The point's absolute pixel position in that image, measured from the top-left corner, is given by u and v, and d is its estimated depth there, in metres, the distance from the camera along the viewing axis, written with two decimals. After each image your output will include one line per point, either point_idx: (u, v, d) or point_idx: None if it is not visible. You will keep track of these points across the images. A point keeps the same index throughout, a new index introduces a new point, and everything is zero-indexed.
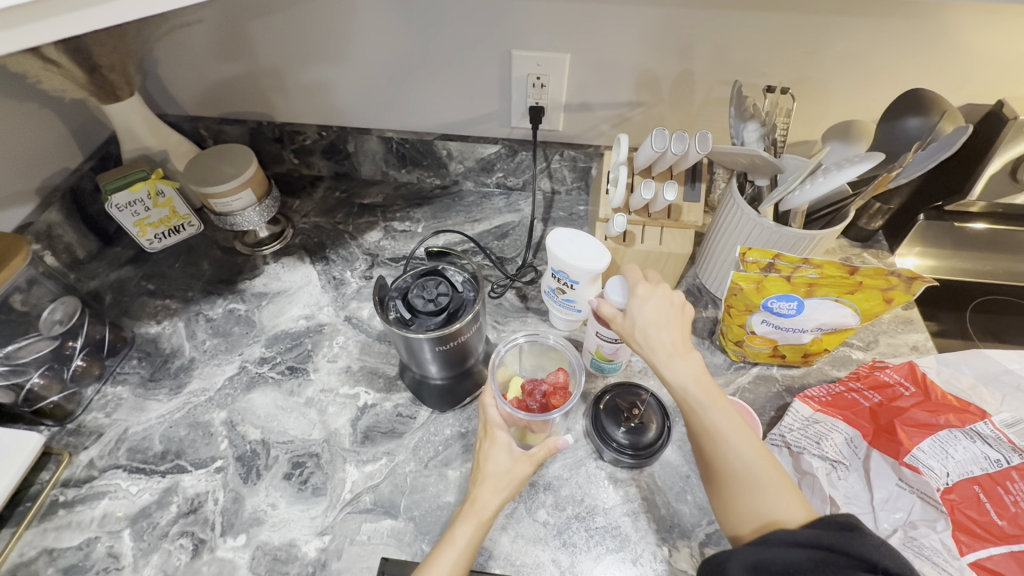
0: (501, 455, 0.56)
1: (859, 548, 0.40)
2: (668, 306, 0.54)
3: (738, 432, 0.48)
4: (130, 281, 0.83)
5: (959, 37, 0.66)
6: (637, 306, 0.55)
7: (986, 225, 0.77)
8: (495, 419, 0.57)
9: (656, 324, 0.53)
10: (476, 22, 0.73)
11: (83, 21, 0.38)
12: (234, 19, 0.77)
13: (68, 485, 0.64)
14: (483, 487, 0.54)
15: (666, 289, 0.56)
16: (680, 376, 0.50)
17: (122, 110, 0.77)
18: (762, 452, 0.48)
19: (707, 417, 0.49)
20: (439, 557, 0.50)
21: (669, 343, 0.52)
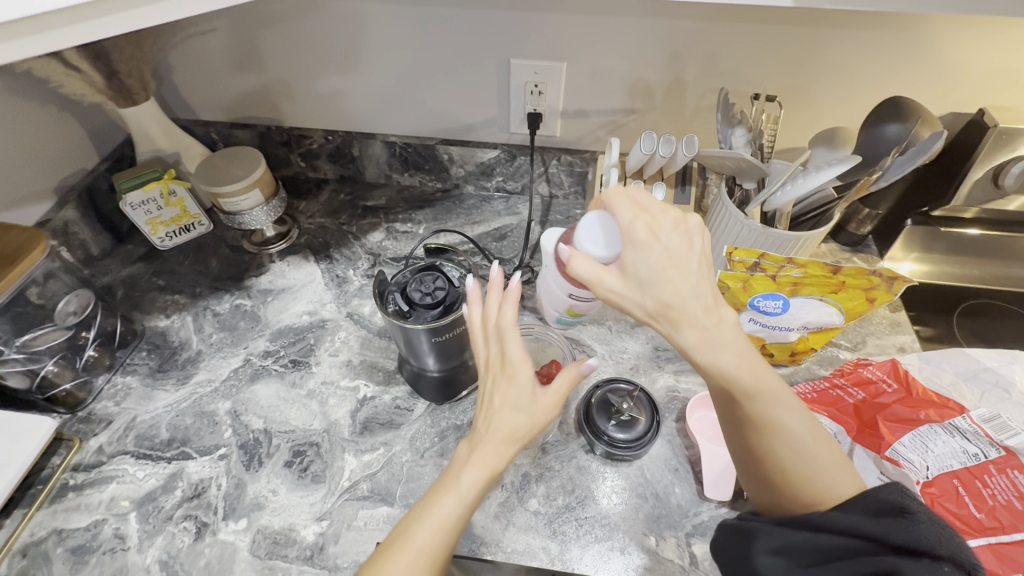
0: (520, 400, 0.44)
1: (899, 536, 0.38)
2: (686, 255, 0.40)
3: (789, 415, 0.42)
4: (141, 277, 0.86)
5: (939, 48, 0.69)
6: (642, 261, 0.40)
7: (981, 231, 0.80)
8: (518, 352, 0.45)
9: (668, 283, 0.40)
10: (476, 32, 0.76)
11: (92, 31, 0.39)
12: (246, 28, 0.80)
13: (78, 470, 0.66)
14: (493, 437, 0.44)
15: (677, 227, 0.41)
16: (720, 358, 0.40)
17: (137, 113, 0.81)
18: (811, 427, 0.42)
19: (755, 405, 0.41)
20: (437, 510, 0.43)
21: (702, 312, 0.40)
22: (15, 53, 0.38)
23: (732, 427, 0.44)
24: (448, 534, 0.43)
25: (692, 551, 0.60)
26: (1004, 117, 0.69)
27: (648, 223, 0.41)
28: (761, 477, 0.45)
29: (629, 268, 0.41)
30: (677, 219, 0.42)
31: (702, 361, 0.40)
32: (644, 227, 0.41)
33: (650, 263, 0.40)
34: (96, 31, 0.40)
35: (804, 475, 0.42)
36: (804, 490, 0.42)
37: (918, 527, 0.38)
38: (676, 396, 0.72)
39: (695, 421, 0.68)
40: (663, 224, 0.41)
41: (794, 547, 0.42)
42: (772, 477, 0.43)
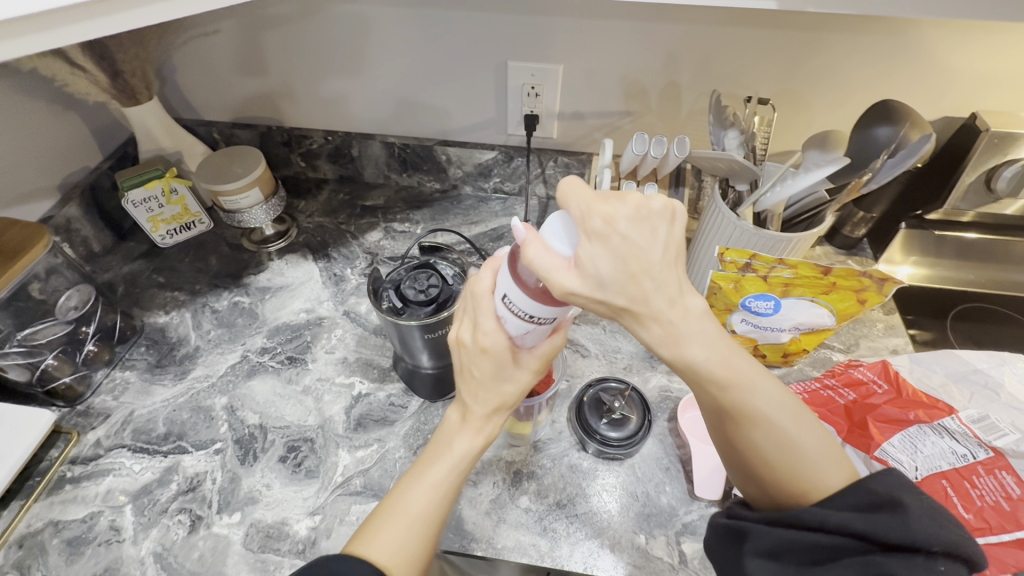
0: (505, 370, 0.46)
1: (893, 532, 0.37)
2: (648, 245, 0.37)
3: (765, 404, 0.41)
4: (141, 274, 0.87)
5: (932, 53, 0.69)
6: (601, 257, 0.37)
7: (977, 236, 0.80)
8: (492, 325, 0.44)
9: (629, 278, 0.37)
10: (474, 35, 0.77)
11: (86, 30, 0.40)
12: (247, 29, 0.82)
13: (76, 462, 0.67)
14: (483, 407, 0.47)
15: (637, 214, 0.37)
16: (689, 349, 0.39)
17: (140, 112, 0.82)
18: (793, 416, 0.42)
19: (730, 396, 0.41)
20: (430, 472, 0.46)
21: (667, 305, 0.38)
22: (20, 49, 0.38)
23: (713, 421, 0.44)
24: (445, 500, 0.46)
25: (682, 550, 0.60)
26: (996, 121, 0.69)
27: (607, 212, 0.38)
28: (748, 471, 0.44)
29: (588, 266, 0.37)
30: (638, 205, 0.38)
31: (670, 354, 0.40)
32: (601, 217, 0.37)
33: (611, 258, 0.37)
34: (101, 29, 0.40)
35: (790, 466, 0.41)
36: (791, 482, 0.42)
37: (912, 522, 0.37)
38: (668, 396, 0.72)
39: (686, 421, 0.68)
40: (622, 212, 0.38)
41: (786, 548, 0.40)
42: (757, 470, 0.43)
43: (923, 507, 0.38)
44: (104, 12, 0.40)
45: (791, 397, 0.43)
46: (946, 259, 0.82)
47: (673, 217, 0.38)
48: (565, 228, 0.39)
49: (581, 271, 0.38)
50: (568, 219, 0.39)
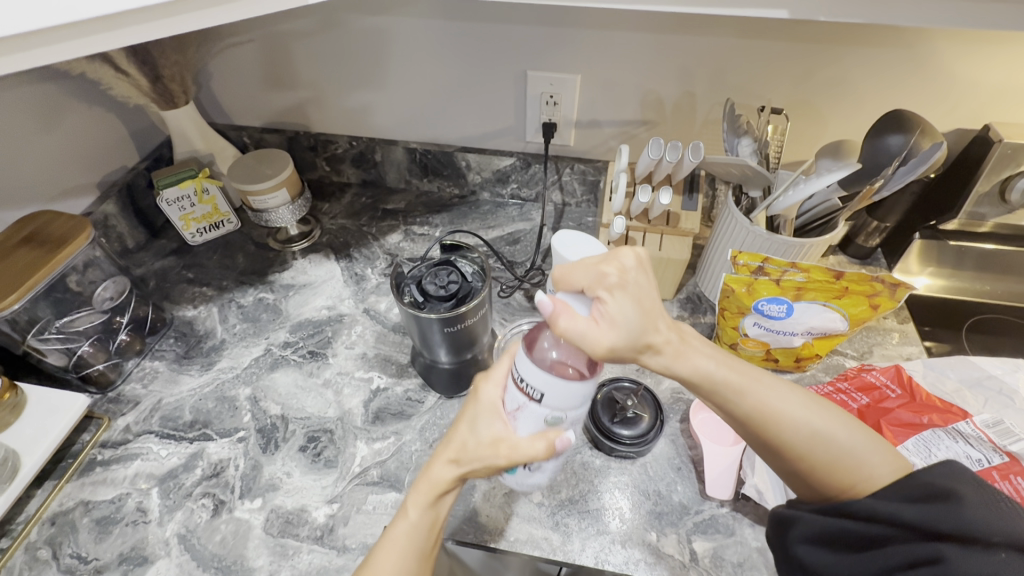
0: (479, 422, 0.48)
1: (946, 523, 0.36)
2: (648, 287, 0.47)
3: (783, 403, 0.45)
4: (172, 269, 0.91)
5: (945, 66, 0.71)
6: (621, 304, 0.44)
7: (994, 246, 0.79)
8: (499, 377, 0.48)
9: (645, 318, 0.45)
10: (495, 45, 0.81)
11: (151, 30, 0.43)
12: (280, 39, 0.86)
13: (106, 446, 0.70)
14: (441, 455, 0.49)
15: (636, 262, 0.46)
16: (697, 364, 0.47)
17: (177, 116, 0.86)
18: (813, 409, 0.45)
19: (748, 401, 0.46)
20: (393, 525, 0.49)
21: (670, 332, 0.47)
22: (79, 49, 0.42)
23: (743, 433, 0.48)
24: (388, 549, 0.47)
25: (693, 548, 0.60)
26: (1009, 133, 0.70)
27: (615, 267, 0.46)
28: (793, 471, 0.46)
29: (615, 318, 0.44)
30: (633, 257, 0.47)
31: (686, 372, 0.47)
32: (616, 272, 0.45)
33: (629, 302, 0.45)
34: (153, 30, 0.43)
35: (827, 456, 0.44)
36: (832, 474, 0.44)
37: (967, 512, 0.36)
38: (681, 397, 0.73)
39: (699, 423, 0.69)
40: (628, 264, 0.46)
41: (834, 535, 0.42)
42: (800, 468, 0.45)
43: (985, 499, 0.36)
44: (169, 15, 0.43)
45: (805, 393, 0.46)
46: (964, 271, 0.82)
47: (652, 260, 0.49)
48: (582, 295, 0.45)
49: (610, 324, 0.44)
50: (575, 285, 0.45)
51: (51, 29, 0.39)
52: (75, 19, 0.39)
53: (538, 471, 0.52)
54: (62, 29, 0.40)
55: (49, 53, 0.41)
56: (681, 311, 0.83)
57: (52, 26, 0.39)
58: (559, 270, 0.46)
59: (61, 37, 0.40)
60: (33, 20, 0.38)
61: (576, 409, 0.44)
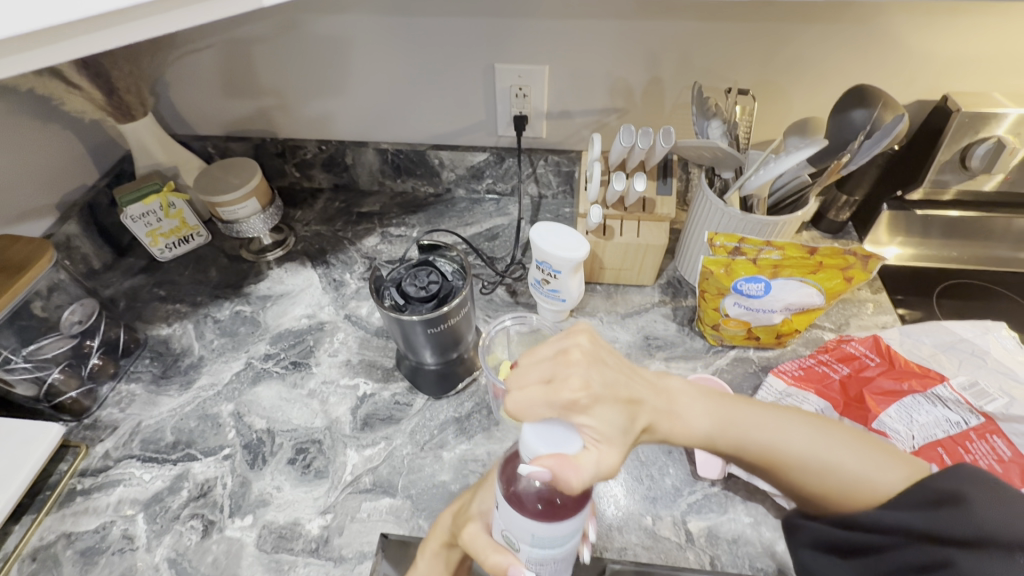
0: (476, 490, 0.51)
1: (957, 529, 0.38)
2: (611, 373, 0.44)
3: (787, 441, 0.46)
4: (143, 288, 0.88)
5: (901, 39, 0.72)
6: (603, 414, 0.41)
7: (959, 213, 0.81)
8: None
9: (628, 408, 0.43)
10: (461, 39, 0.79)
11: (116, 37, 0.43)
12: (238, 44, 0.84)
13: (85, 475, 0.68)
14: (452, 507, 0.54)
15: (585, 363, 0.43)
16: (696, 421, 0.46)
17: (135, 128, 0.84)
18: (817, 442, 0.46)
19: (756, 448, 0.46)
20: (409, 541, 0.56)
21: (657, 399, 0.46)
22: (35, 62, 0.42)
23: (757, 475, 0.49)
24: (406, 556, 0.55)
25: (688, 528, 0.61)
26: (967, 102, 0.72)
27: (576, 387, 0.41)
28: (810, 500, 0.47)
29: (606, 432, 0.41)
30: (580, 357, 0.43)
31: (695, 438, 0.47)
32: (579, 390, 0.41)
33: (612, 409, 0.42)
34: (107, 39, 0.43)
35: (840, 485, 0.44)
36: (850, 493, 0.44)
37: (976, 515, 0.38)
38: None
39: None
40: (580, 370, 0.42)
41: (841, 542, 0.45)
42: (816, 498, 0.46)
43: (996, 499, 0.38)
44: (131, 19, 0.43)
45: (805, 424, 0.47)
46: (932, 239, 0.84)
47: (597, 339, 0.46)
48: (552, 434, 0.39)
49: (608, 440, 0.41)
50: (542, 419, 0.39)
51: (2, 42, 0.39)
52: (35, 27, 0.39)
53: None
54: (28, 37, 0.40)
55: (24, 61, 0.41)
56: (663, 296, 0.84)
57: (20, 33, 0.38)
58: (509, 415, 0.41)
59: (29, 46, 0.40)
60: (3, 28, 0.38)
61: (530, 543, 0.41)
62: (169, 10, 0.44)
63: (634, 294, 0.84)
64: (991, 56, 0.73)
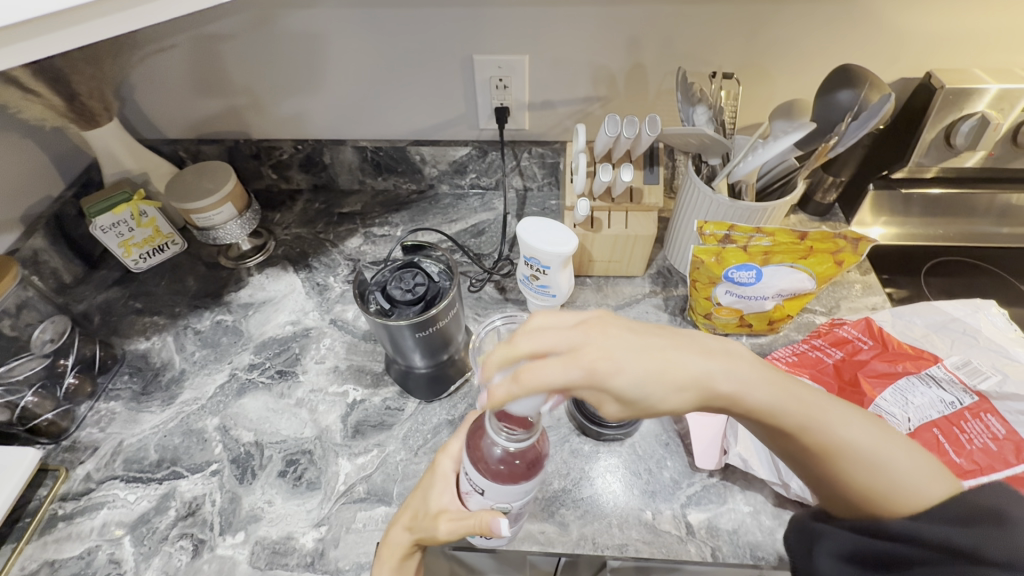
0: (429, 493, 0.53)
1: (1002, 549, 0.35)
2: (636, 340, 0.41)
3: (845, 429, 0.41)
4: (118, 301, 0.85)
5: (885, 17, 0.72)
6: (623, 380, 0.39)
7: (941, 190, 0.81)
8: (455, 450, 0.54)
9: (663, 377, 0.40)
10: (437, 30, 0.77)
11: (104, 28, 0.44)
12: (206, 42, 0.80)
13: (67, 499, 0.65)
14: (399, 521, 0.54)
15: (600, 334, 0.40)
16: (759, 394, 0.41)
17: (100, 135, 0.80)
18: (874, 434, 0.42)
19: (811, 430, 0.41)
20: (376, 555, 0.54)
21: (714, 365, 0.41)
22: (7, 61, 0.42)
23: (795, 459, 0.44)
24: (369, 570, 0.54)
25: (688, 521, 0.61)
26: (950, 78, 0.72)
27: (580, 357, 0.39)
28: (840, 494, 0.42)
29: (623, 400, 0.40)
30: (595, 328, 0.41)
31: (746, 410, 0.41)
32: (586, 360, 0.39)
33: (643, 376, 0.39)
34: (77, 36, 0.43)
35: (887, 485, 0.40)
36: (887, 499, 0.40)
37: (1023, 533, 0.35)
38: None
39: None
40: (590, 341, 0.40)
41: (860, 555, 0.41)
42: (851, 496, 0.42)
43: None
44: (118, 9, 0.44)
45: (864, 417, 0.43)
46: (912, 217, 0.85)
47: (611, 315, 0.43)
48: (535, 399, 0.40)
49: (622, 405, 0.41)
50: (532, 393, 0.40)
51: None
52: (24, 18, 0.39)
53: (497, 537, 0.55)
54: (15, 28, 0.40)
55: (12, 53, 0.41)
56: (653, 287, 0.83)
57: (11, 23, 0.39)
58: (494, 401, 0.40)
59: (15, 38, 0.41)
60: None
61: (519, 500, 0.49)
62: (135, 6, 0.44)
63: (624, 285, 0.83)
64: (974, 30, 0.72)
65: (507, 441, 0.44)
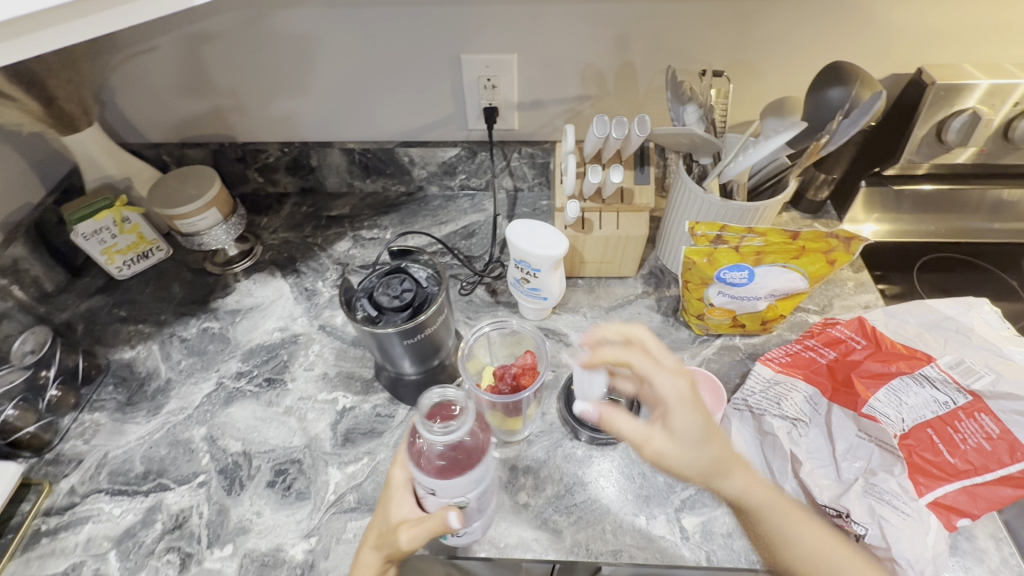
0: (387, 507, 0.53)
1: None
2: (700, 412, 0.48)
3: (814, 547, 0.46)
4: (101, 309, 0.84)
5: (876, 12, 0.71)
6: (680, 424, 0.48)
7: (932, 186, 0.81)
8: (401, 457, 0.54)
9: (711, 433, 0.48)
10: (423, 30, 0.76)
11: (79, 30, 0.42)
12: (188, 44, 0.78)
13: (50, 514, 0.64)
14: (367, 541, 0.53)
15: (689, 389, 0.49)
16: (752, 495, 0.48)
17: (80, 139, 0.78)
18: (846, 563, 0.45)
19: (786, 539, 0.47)
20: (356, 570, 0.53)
21: (738, 465, 0.49)
22: None
23: (757, 550, 0.50)
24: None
25: (682, 524, 0.60)
26: (941, 74, 0.71)
27: (670, 388, 0.49)
28: None
29: (672, 424, 0.48)
30: (685, 385, 0.49)
31: (728, 496, 0.49)
32: (671, 395, 0.48)
33: (698, 420, 0.48)
34: (53, 39, 0.42)
35: None
36: None
37: None
38: None
39: None
40: (675, 393, 0.48)
41: None
42: None
43: None
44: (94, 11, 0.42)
45: (841, 548, 0.46)
46: (904, 213, 0.84)
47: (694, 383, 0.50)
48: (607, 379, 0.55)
49: (667, 432, 0.48)
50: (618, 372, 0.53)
51: None
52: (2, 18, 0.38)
53: (466, 533, 0.57)
54: None
55: None
56: (645, 287, 0.82)
57: None
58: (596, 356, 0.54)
59: None
60: None
61: (473, 491, 0.52)
62: (110, 8, 0.43)
63: (616, 286, 0.82)
64: (964, 26, 0.72)
65: (445, 436, 0.47)
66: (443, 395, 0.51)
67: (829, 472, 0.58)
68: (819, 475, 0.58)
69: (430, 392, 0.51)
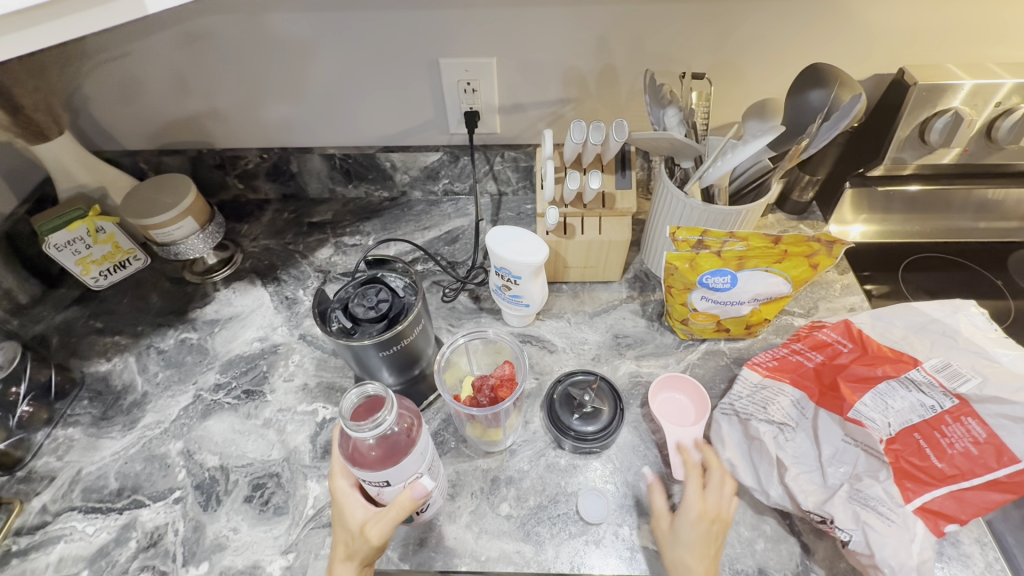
0: (343, 518, 0.52)
1: None
2: (700, 534, 0.54)
3: None
4: (77, 321, 0.82)
5: (857, 11, 0.70)
6: (682, 525, 0.55)
7: (920, 186, 0.80)
8: (341, 467, 0.54)
9: (697, 554, 0.53)
10: (401, 34, 0.74)
11: (49, 35, 0.40)
12: (160, 50, 0.77)
13: (21, 534, 0.63)
14: (336, 559, 0.51)
15: (711, 511, 0.55)
16: None
17: (50, 148, 0.76)
18: None
19: None
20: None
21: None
22: None
23: None
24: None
25: None
26: (924, 74, 0.70)
27: (695, 498, 0.56)
28: None
29: (677, 522, 0.55)
30: (706, 508, 0.55)
31: None
32: (692, 499, 0.56)
33: (696, 530, 0.54)
34: (21, 43, 0.39)
35: None
36: None
37: None
38: (639, 380, 0.72)
39: (658, 405, 0.69)
40: (693, 508, 0.55)
41: None
42: None
43: None
44: (65, 13, 0.39)
45: None
46: (893, 214, 0.84)
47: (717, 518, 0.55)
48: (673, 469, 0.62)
49: (671, 524, 0.56)
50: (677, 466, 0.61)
51: None
52: None
53: (429, 507, 0.58)
54: None
55: None
56: (630, 291, 0.81)
57: None
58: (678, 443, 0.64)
59: None
60: None
61: (423, 464, 0.52)
62: (83, 9, 0.40)
63: (600, 291, 0.81)
64: (947, 25, 0.71)
65: (377, 428, 0.47)
66: (363, 392, 0.51)
67: (814, 477, 0.57)
68: (805, 480, 0.57)
69: (348, 395, 0.51)
